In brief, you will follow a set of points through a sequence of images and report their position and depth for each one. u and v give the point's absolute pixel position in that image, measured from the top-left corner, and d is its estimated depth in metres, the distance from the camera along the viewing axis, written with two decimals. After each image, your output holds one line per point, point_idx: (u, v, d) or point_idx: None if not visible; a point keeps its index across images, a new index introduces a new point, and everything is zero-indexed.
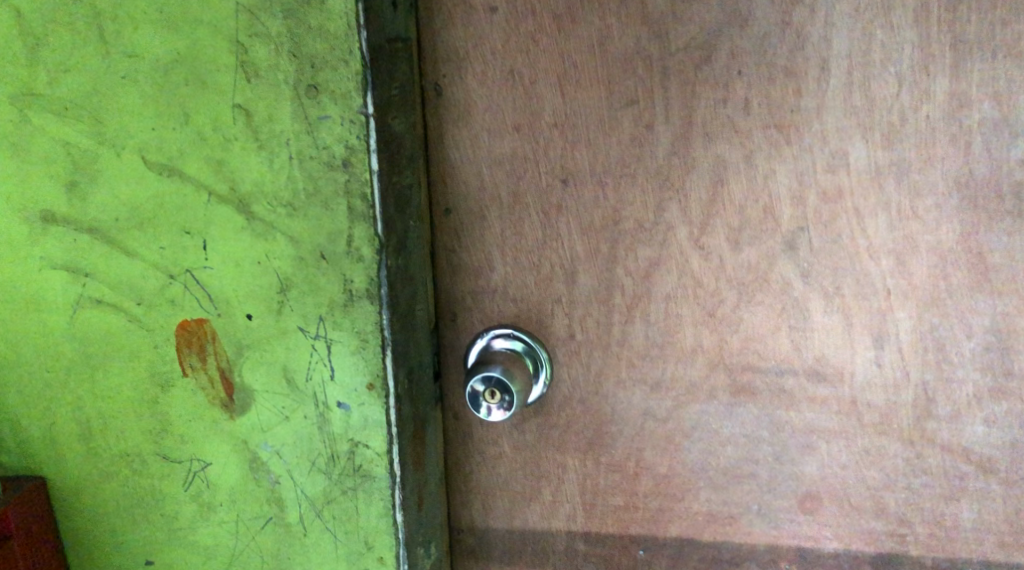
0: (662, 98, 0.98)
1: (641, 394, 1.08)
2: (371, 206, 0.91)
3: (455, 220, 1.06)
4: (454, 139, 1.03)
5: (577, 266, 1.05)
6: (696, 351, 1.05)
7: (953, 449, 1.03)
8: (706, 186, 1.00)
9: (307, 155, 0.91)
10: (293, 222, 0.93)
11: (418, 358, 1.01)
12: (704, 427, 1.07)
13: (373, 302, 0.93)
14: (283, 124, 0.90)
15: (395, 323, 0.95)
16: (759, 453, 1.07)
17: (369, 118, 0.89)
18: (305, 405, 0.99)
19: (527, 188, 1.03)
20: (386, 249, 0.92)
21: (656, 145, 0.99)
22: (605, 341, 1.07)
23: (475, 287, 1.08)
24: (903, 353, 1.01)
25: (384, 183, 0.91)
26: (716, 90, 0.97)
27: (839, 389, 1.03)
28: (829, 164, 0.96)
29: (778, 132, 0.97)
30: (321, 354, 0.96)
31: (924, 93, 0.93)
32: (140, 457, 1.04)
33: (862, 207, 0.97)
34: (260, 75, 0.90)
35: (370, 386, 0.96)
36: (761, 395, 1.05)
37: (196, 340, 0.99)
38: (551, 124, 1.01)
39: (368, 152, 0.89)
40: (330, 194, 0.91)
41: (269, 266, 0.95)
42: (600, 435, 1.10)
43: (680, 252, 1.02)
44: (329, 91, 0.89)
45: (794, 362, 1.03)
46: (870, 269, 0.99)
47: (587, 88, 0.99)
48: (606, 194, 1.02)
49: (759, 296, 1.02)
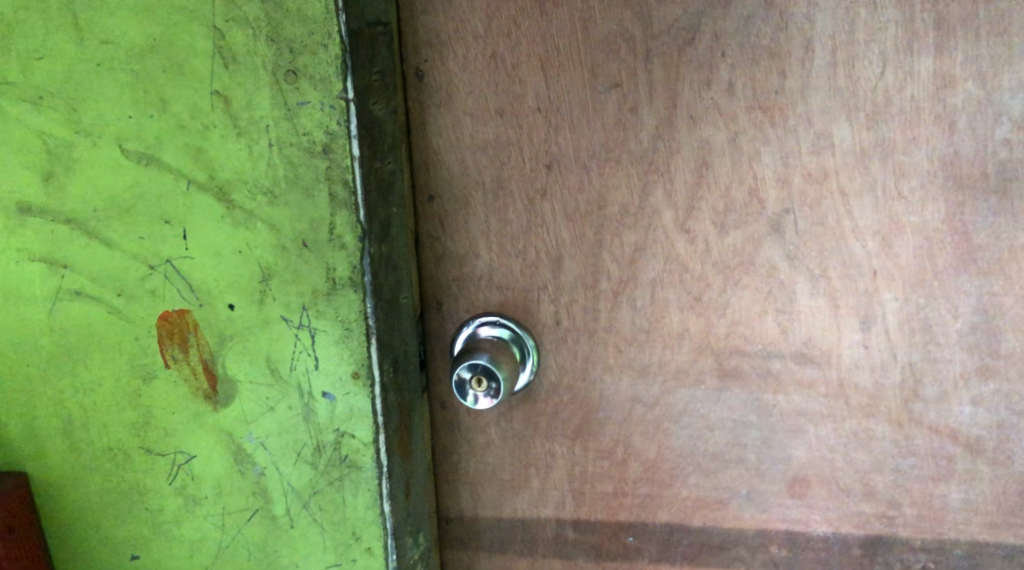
0: (646, 81, 0.97)
1: (628, 380, 1.08)
2: (353, 193, 0.90)
3: (439, 207, 1.05)
4: (437, 125, 1.02)
5: (563, 252, 1.04)
6: (683, 336, 1.05)
7: (940, 431, 1.02)
8: (692, 170, 0.99)
9: (287, 141, 0.89)
10: (274, 211, 0.92)
11: (403, 346, 1.00)
12: (692, 412, 1.07)
13: (357, 290, 0.93)
14: (262, 110, 0.89)
15: (380, 311, 0.94)
16: (747, 438, 1.07)
17: (349, 103, 0.87)
18: (289, 395, 0.98)
19: (511, 174, 1.02)
20: (369, 237, 0.91)
21: (640, 129, 0.98)
22: (592, 328, 1.06)
23: (460, 275, 1.07)
24: (890, 335, 1.00)
25: (365, 169, 0.90)
26: (700, 72, 0.96)
27: (827, 371, 1.03)
28: (814, 146, 0.96)
29: (763, 113, 0.96)
30: (305, 344, 0.95)
31: (909, 73, 0.93)
32: (124, 451, 1.03)
33: (848, 189, 0.97)
34: (238, 60, 0.88)
35: (355, 375, 0.95)
36: (748, 379, 1.05)
37: (178, 331, 0.98)
38: (534, 108, 1.00)
39: (349, 138, 0.88)
40: (311, 180, 0.90)
41: (251, 254, 0.93)
42: (587, 421, 1.10)
43: (666, 236, 1.02)
44: (308, 76, 0.87)
45: (782, 346, 1.03)
46: (856, 250, 0.98)
47: (569, 72, 0.98)
48: (590, 178, 1.01)
49: (745, 280, 1.01)
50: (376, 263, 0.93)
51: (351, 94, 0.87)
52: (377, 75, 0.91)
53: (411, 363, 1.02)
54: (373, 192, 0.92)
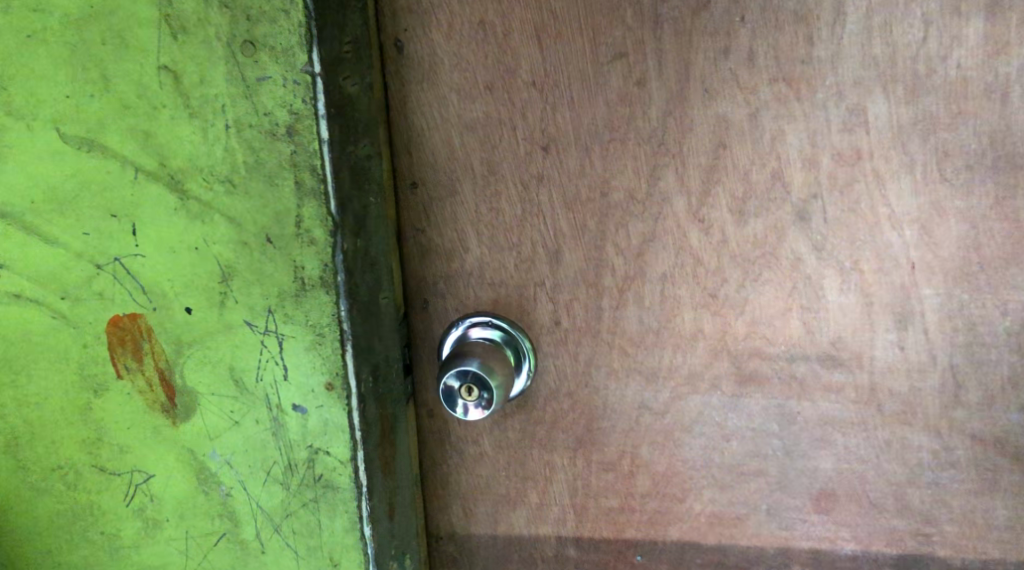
0: (655, 51, 0.86)
1: (636, 385, 0.97)
2: (323, 181, 0.79)
3: (425, 195, 0.94)
4: (420, 101, 0.91)
5: (562, 244, 0.94)
6: (697, 336, 0.94)
7: (985, 440, 0.92)
8: (707, 151, 0.88)
9: (246, 123, 0.78)
10: (234, 202, 0.81)
11: (384, 352, 0.90)
12: (706, 420, 0.97)
13: (329, 292, 0.82)
14: (216, 87, 0.78)
15: (356, 314, 0.84)
16: (768, 447, 0.97)
17: (316, 78, 0.76)
18: (256, 408, 0.87)
19: (503, 157, 0.91)
20: (342, 231, 0.80)
21: (648, 105, 0.87)
22: (595, 327, 0.96)
23: (449, 271, 0.97)
24: (929, 334, 0.90)
25: (336, 153, 0.79)
26: (715, 40, 0.85)
27: (857, 375, 0.92)
28: (846, 122, 0.85)
29: (788, 86, 0.85)
30: (272, 352, 0.85)
31: (955, 38, 0.81)
32: (74, 470, 0.92)
33: (883, 170, 0.85)
34: (188, 30, 0.77)
35: (330, 386, 0.84)
36: (769, 384, 0.94)
37: (130, 337, 0.87)
38: (528, 83, 0.88)
39: (316, 119, 0.77)
40: (275, 167, 0.79)
41: (209, 252, 0.82)
42: (591, 430, 1.00)
43: (677, 226, 0.91)
44: (268, 47, 0.76)
45: (807, 347, 0.92)
46: (892, 240, 0.87)
47: (568, 41, 0.87)
48: (593, 162, 0.90)
49: (766, 274, 0.91)
50: (352, 260, 0.82)
51: (319, 67, 0.76)
52: (349, 45, 0.80)
53: (392, 371, 0.91)
54: (345, 179, 0.81)
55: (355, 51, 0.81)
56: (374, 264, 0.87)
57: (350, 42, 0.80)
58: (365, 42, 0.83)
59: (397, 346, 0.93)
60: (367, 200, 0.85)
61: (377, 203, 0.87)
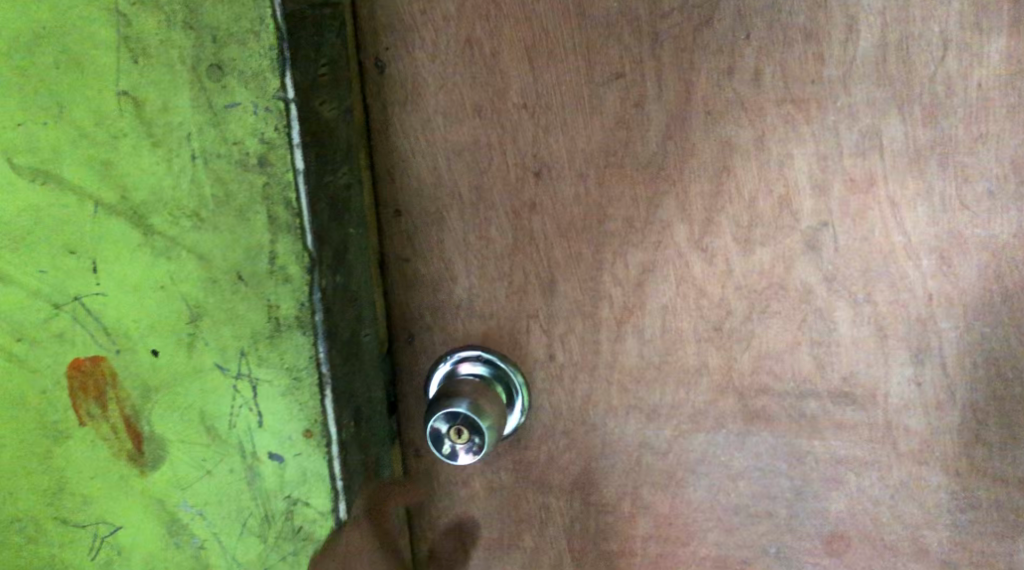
0: (654, 71, 0.80)
1: (636, 423, 0.92)
2: (298, 215, 0.72)
3: (409, 224, 0.88)
4: (403, 124, 0.85)
5: (556, 275, 0.88)
6: (700, 371, 0.89)
7: (1007, 481, 0.87)
8: (711, 177, 0.82)
9: (214, 153, 0.72)
10: (202, 237, 0.74)
11: (366, 394, 0.83)
12: (711, 459, 0.91)
13: (306, 332, 0.75)
14: (181, 114, 0.72)
15: (336, 356, 0.77)
16: (777, 488, 0.91)
17: (289, 105, 0.70)
18: (229, 456, 0.80)
19: (493, 183, 0.86)
20: (320, 268, 0.74)
21: (647, 128, 0.82)
22: (592, 363, 0.90)
23: (436, 304, 0.91)
24: (948, 369, 0.84)
25: (312, 185, 0.73)
26: (718, 59, 0.79)
27: (871, 412, 0.87)
28: (859, 146, 0.79)
29: (796, 108, 0.79)
30: (246, 396, 0.78)
31: (975, 57, 0.76)
32: (35, 523, 0.86)
33: (899, 197, 0.80)
34: (150, 53, 0.71)
35: (308, 433, 0.78)
36: (778, 421, 0.89)
37: (93, 382, 0.81)
38: (519, 104, 0.83)
39: (290, 147, 0.71)
40: (246, 200, 0.73)
41: (176, 290, 0.76)
42: (588, 470, 0.94)
43: (679, 256, 0.85)
44: (237, 71, 0.70)
45: (817, 383, 0.87)
46: (908, 270, 0.82)
47: (561, 60, 0.81)
48: (588, 188, 0.84)
49: (774, 306, 0.85)
50: (331, 298, 0.76)
51: (292, 93, 0.70)
52: (325, 68, 0.74)
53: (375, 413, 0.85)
54: (323, 211, 0.75)
55: (331, 74, 0.75)
56: (354, 299, 0.81)
57: (325, 65, 0.74)
58: (342, 64, 0.77)
59: (381, 386, 0.87)
60: (347, 233, 0.79)
61: (357, 234, 0.81)
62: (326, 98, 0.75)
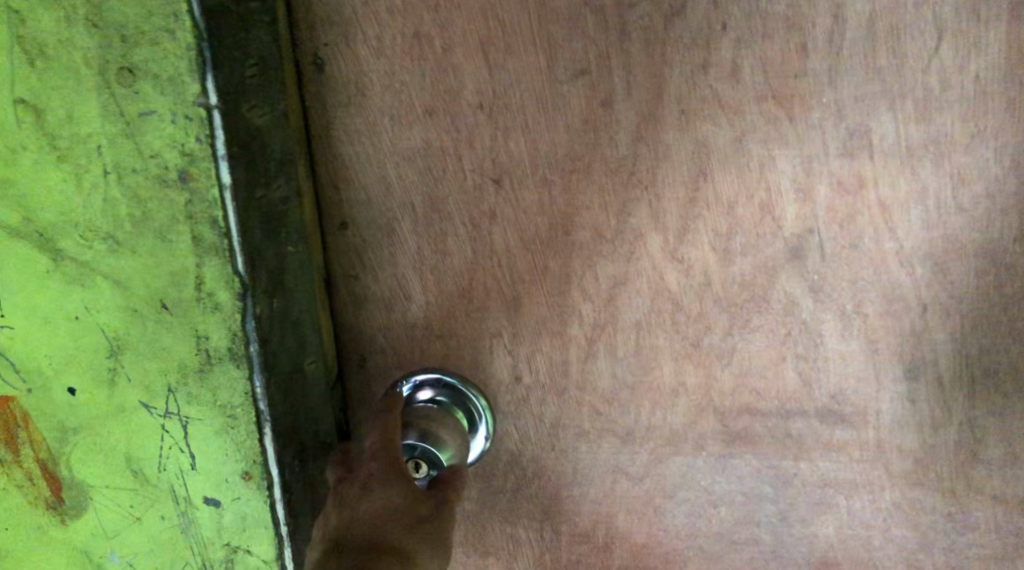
0: (623, 66, 0.72)
1: (609, 448, 0.85)
2: (227, 235, 0.64)
3: (358, 238, 0.80)
4: (347, 129, 0.77)
5: (520, 290, 0.80)
6: (678, 391, 0.82)
7: (1007, 501, 0.81)
8: (686, 182, 0.75)
9: (128, 167, 0.64)
10: (119, 262, 0.66)
11: (312, 427, 0.76)
12: (690, 484, 0.85)
13: (240, 365, 0.67)
14: (89, 124, 0.63)
15: (276, 390, 0.69)
16: (762, 514, 0.85)
17: (211, 111, 0.62)
18: (160, 503, 0.72)
19: (448, 191, 0.78)
20: (255, 294, 0.66)
21: (616, 129, 0.74)
22: (560, 384, 0.83)
23: (389, 324, 0.83)
24: (943, 384, 0.78)
25: (242, 200, 0.65)
26: (692, 52, 0.71)
27: (861, 431, 0.81)
28: (846, 146, 0.73)
29: (778, 104, 0.72)
30: (176, 437, 0.70)
31: (973, 46, 0.69)
32: None
33: (890, 200, 0.74)
34: (49, 55, 0.62)
35: (247, 476, 0.70)
36: (761, 443, 0.82)
37: (3, 425, 0.73)
38: (475, 105, 0.75)
39: (215, 159, 0.63)
40: (169, 219, 0.65)
41: (92, 322, 0.68)
42: (559, 499, 0.87)
43: (653, 268, 0.78)
44: (150, 74, 0.62)
45: (803, 402, 0.81)
46: (901, 279, 0.76)
47: (520, 55, 0.73)
48: (553, 195, 0.77)
49: (756, 320, 0.79)
50: (268, 327, 0.68)
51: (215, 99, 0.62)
52: (254, 69, 0.66)
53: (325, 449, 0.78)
54: (256, 230, 0.67)
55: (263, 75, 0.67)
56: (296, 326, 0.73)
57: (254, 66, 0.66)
58: (274, 63, 0.68)
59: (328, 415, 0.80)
60: (285, 252, 0.71)
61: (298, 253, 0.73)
62: (256, 102, 0.66)
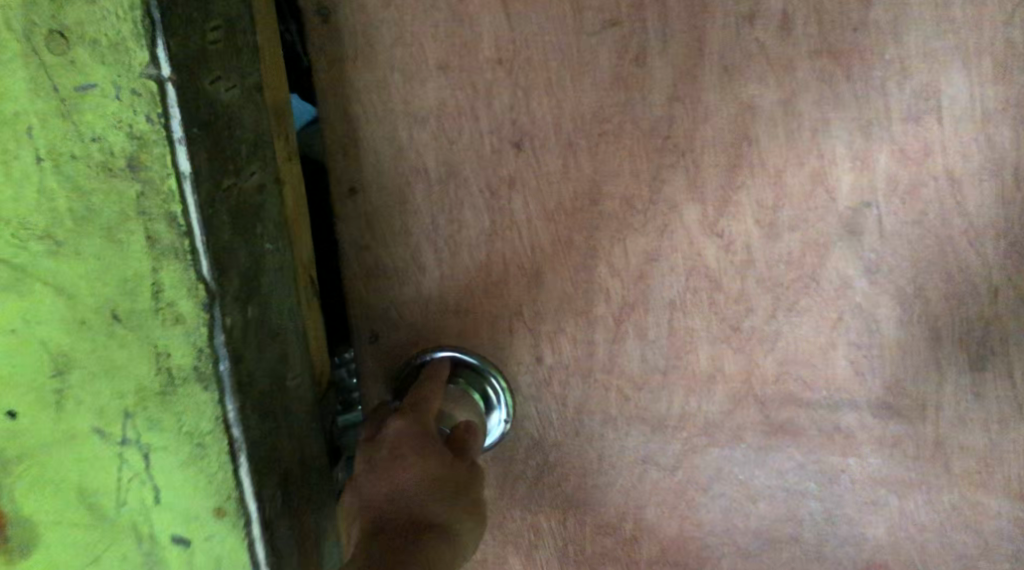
0: (659, 17, 0.65)
1: (638, 435, 0.78)
2: (187, 231, 0.59)
3: (368, 204, 0.74)
4: (352, 85, 0.70)
5: (542, 264, 0.74)
6: (714, 377, 0.75)
7: None
8: (726, 149, 0.67)
9: (73, 159, 0.59)
10: (64, 267, 0.61)
11: (296, 445, 0.70)
12: (726, 478, 0.78)
13: (205, 378, 0.62)
14: (26, 115, 0.59)
15: (251, 412, 0.64)
16: (805, 512, 0.78)
17: (164, 87, 0.57)
18: (121, 539, 0.67)
19: (464, 155, 0.71)
20: (222, 303, 0.61)
21: (648, 88, 0.66)
22: (586, 366, 0.77)
23: (402, 297, 0.77)
24: (1014, 378, 0.70)
25: (205, 192, 0.60)
26: (737, 1, 0.63)
27: (918, 427, 0.73)
28: (910, 110, 0.64)
29: (833, 62, 0.64)
30: (135, 464, 0.65)
31: None
32: None
33: (960, 171, 0.65)
34: None
35: (219, 506, 0.65)
36: (806, 435, 0.75)
37: None
38: (494, 61, 0.68)
39: (172, 144, 0.58)
40: (123, 217, 0.60)
41: (34, 335, 0.63)
42: (584, 487, 0.81)
43: (689, 243, 0.71)
44: (92, 46, 0.57)
45: (854, 393, 0.73)
46: (970, 260, 0.67)
47: (544, 5, 0.66)
48: (579, 161, 0.69)
49: (804, 302, 0.71)
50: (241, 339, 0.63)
51: (168, 71, 0.57)
52: (221, 35, 0.61)
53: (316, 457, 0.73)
54: (222, 226, 0.61)
55: (227, 48, 0.61)
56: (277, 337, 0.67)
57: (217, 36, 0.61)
58: (242, 35, 0.63)
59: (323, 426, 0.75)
60: (262, 253, 0.66)
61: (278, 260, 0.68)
62: (224, 82, 0.62)
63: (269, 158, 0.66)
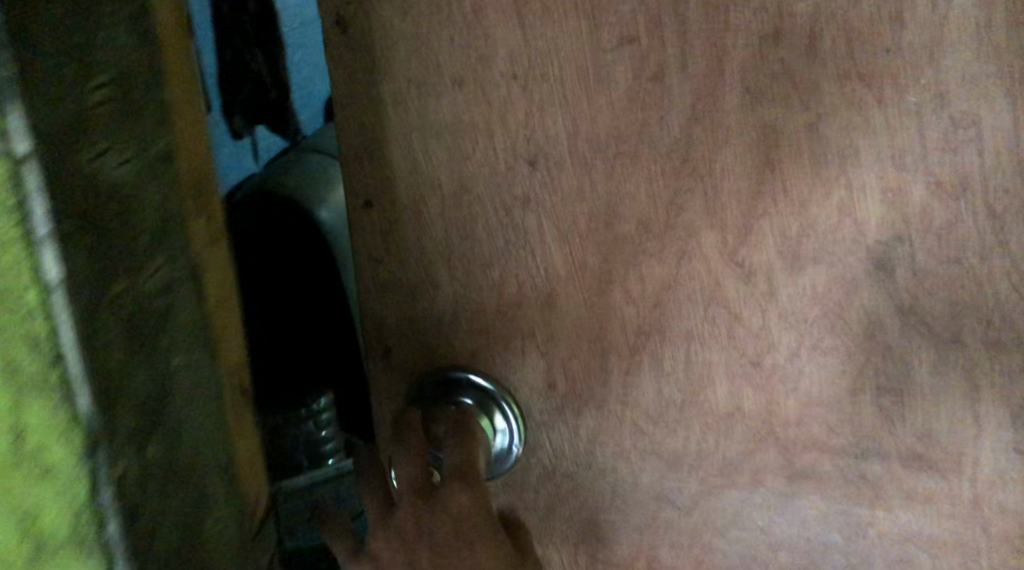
0: (678, 34, 0.61)
1: (653, 471, 0.75)
2: (55, 341, 0.51)
3: (382, 216, 0.73)
4: (369, 96, 0.69)
5: (556, 287, 0.71)
6: (734, 416, 0.71)
7: None
8: (747, 173, 0.63)
9: None
10: None
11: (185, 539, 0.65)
12: (746, 522, 0.75)
13: (79, 503, 0.54)
14: None
15: (140, 528, 0.58)
16: (828, 564, 0.74)
17: (20, 169, 0.48)
18: None
19: (478, 171, 0.69)
20: (110, 417, 0.55)
21: (666, 107, 0.63)
22: (599, 395, 0.74)
23: (413, 312, 0.76)
24: None
25: (74, 294, 0.52)
26: (762, 19, 0.59)
27: (951, 482, 0.68)
28: (948, 139, 0.59)
29: (865, 84, 0.59)
30: None
31: None
32: None
33: (1001, 207, 0.60)
34: None
35: None
36: (830, 483, 0.71)
37: None
38: (508, 75, 0.66)
39: (31, 239, 0.50)
40: (10, 352, 0.50)
41: None
42: (596, 521, 0.78)
43: (708, 273, 0.67)
44: None
45: (883, 442, 0.68)
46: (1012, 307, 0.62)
47: (559, 19, 0.63)
48: (594, 182, 0.67)
49: (829, 342, 0.66)
50: (132, 429, 0.57)
51: (27, 145, 0.48)
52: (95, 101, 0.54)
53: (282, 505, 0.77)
54: (112, 331, 0.56)
55: (117, 107, 0.55)
56: (176, 440, 0.62)
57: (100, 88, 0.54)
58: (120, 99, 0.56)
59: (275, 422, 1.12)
60: (160, 355, 0.60)
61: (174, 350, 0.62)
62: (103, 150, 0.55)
63: (159, 239, 0.60)
